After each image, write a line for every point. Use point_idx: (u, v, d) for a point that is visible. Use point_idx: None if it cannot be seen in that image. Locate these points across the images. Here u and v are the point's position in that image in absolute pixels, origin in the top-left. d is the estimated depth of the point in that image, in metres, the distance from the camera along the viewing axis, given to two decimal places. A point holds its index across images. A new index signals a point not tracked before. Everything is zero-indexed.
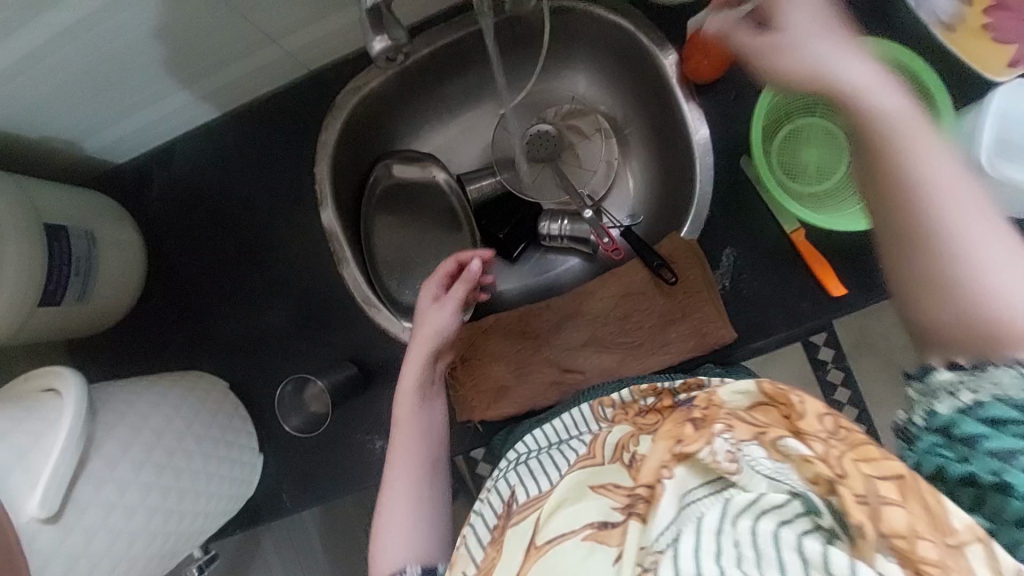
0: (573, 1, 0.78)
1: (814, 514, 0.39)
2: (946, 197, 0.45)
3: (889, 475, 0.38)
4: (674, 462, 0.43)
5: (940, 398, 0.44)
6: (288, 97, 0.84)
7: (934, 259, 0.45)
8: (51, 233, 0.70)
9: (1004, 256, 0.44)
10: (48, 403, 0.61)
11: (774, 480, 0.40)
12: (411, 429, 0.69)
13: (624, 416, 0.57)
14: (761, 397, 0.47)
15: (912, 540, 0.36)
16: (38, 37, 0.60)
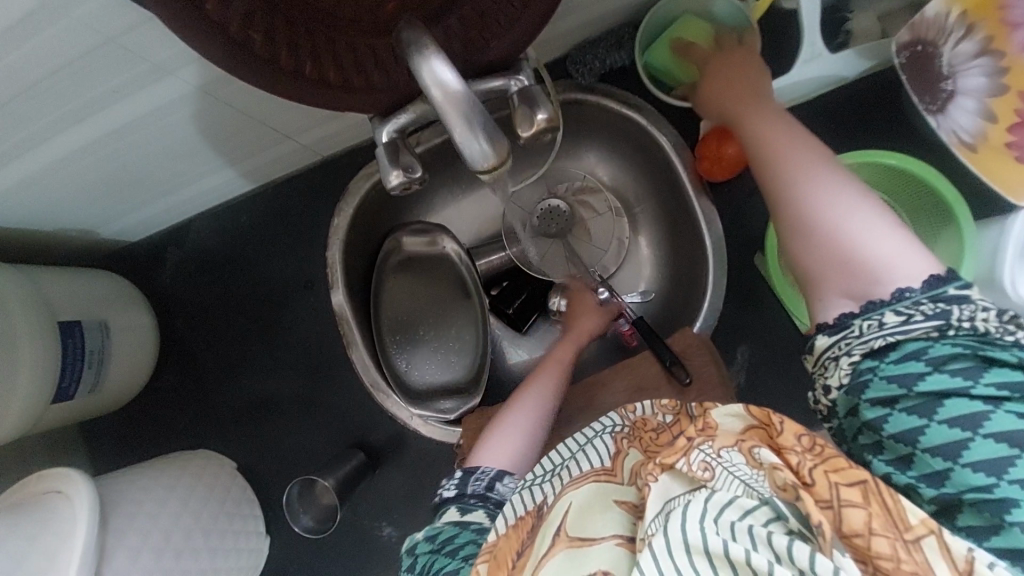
0: (584, 93, 0.76)
1: (784, 519, 0.39)
2: (800, 160, 0.54)
3: (854, 483, 0.39)
4: (658, 469, 0.44)
5: (828, 371, 0.49)
6: (303, 182, 0.86)
7: (795, 206, 0.52)
8: (65, 330, 0.70)
9: (858, 209, 0.50)
10: (62, 518, 0.60)
11: (748, 485, 0.40)
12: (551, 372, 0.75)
13: (641, 434, 0.54)
14: (752, 421, 0.46)
15: (867, 538, 0.38)
16: (55, 156, 0.60)
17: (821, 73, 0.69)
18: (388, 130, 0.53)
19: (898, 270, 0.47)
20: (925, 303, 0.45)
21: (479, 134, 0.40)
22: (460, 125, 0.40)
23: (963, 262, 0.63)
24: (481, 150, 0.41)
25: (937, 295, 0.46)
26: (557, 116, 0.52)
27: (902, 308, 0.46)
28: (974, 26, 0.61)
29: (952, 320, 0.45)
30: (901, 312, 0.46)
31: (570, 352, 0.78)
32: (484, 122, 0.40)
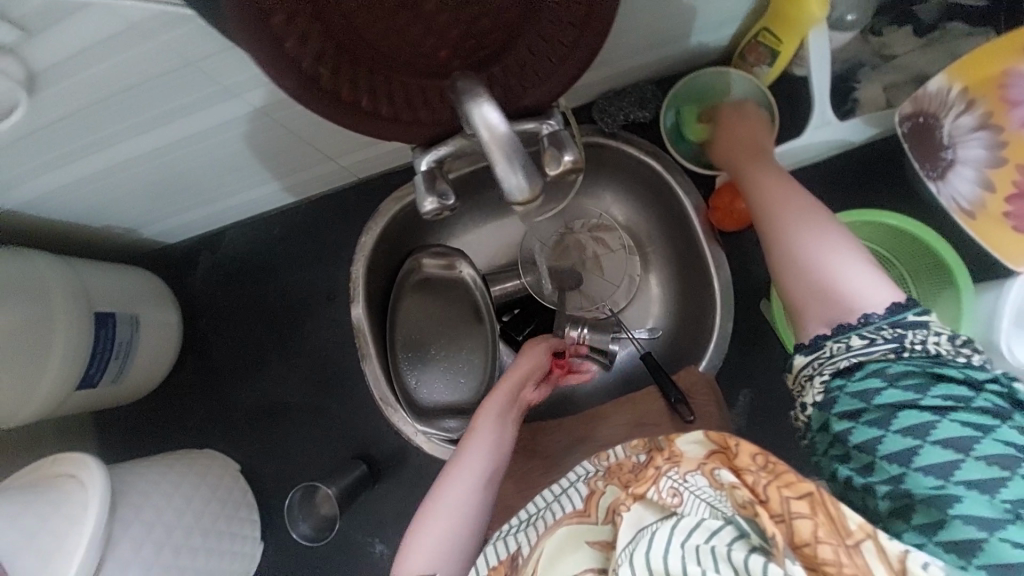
0: (607, 138, 0.81)
1: (747, 537, 0.40)
2: (792, 199, 0.59)
3: (803, 495, 0.42)
4: (630, 499, 0.46)
5: (804, 389, 0.53)
6: (335, 200, 0.91)
7: (779, 233, 0.57)
8: (100, 320, 0.74)
9: (837, 242, 0.54)
10: (75, 501, 0.62)
11: (711, 505, 0.43)
12: (483, 441, 0.67)
13: (615, 473, 0.56)
14: (712, 445, 0.49)
15: (814, 546, 0.40)
16: (117, 158, 0.65)
17: (824, 139, 0.73)
18: (427, 159, 0.58)
19: (866, 296, 0.50)
20: (885, 329, 0.49)
21: (515, 171, 0.44)
22: (501, 163, 0.44)
23: (963, 322, 0.66)
24: (518, 186, 0.44)
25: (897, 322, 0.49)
26: (581, 158, 0.56)
27: (865, 332, 0.49)
28: (974, 101, 0.65)
29: (906, 343, 0.48)
30: (865, 336, 0.49)
31: (499, 406, 0.71)
32: (522, 162, 0.44)
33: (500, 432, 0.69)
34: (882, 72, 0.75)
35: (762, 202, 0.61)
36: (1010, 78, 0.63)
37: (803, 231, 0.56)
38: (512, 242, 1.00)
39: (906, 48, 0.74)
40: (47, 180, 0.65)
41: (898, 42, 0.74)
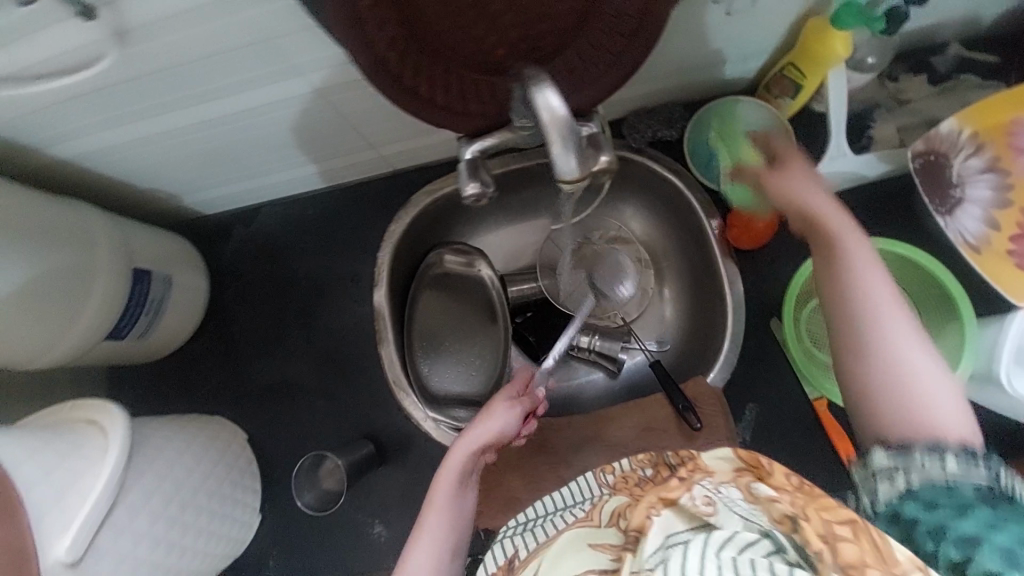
0: (635, 154, 0.85)
1: (781, 551, 0.39)
2: (884, 301, 0.52)
3: (845, 520, 0.39)
4: (660, 504, 0.45)
5: (880, 482, 0.48)
6: (370, 188, 0.95)
7: (868, 344, 0.51)
8: (137, 275, 0.77)
9: (925, 363, 0.50)
10: (93, 441, 0.62)
11: (747, 520, 0.40)
12: (444, 515, 0.64)
13: (624, 484, 0.59)
14: (740, 462, 0.48)
15: (862, 570, 0.36)
16: (180, 122, 0.69)
17: (839, 171, 0.78)
18: (473, 148, 0.61)
19: (948, 425, 0.48)
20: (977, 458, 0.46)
21: (568, 154, 0.48)
22: (557, 145, 0.47)
23: (966, 353, 0.68)
24: (569, 167, 0.49)
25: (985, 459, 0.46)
26: (615, 159, 0.60)
27: (961, 455, 0.46)
28: (983, 145, 0.71)
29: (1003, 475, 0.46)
30: (958, 457, 0.46)
31: (460, 470, 0.66)
32: (575, 144, 0.48)
33: (459, 502, 0.65)
34: (897, 114, 0.80)
35: (851, 298, 0.53)
36: (1015, 127, 0.69)
37: (897, 351, 0.50)
38: (532, 245, 1.04)
39: (919, 95, 0.80)
40: (111, 135, 0.69)
41: (914, 88, 0.80)
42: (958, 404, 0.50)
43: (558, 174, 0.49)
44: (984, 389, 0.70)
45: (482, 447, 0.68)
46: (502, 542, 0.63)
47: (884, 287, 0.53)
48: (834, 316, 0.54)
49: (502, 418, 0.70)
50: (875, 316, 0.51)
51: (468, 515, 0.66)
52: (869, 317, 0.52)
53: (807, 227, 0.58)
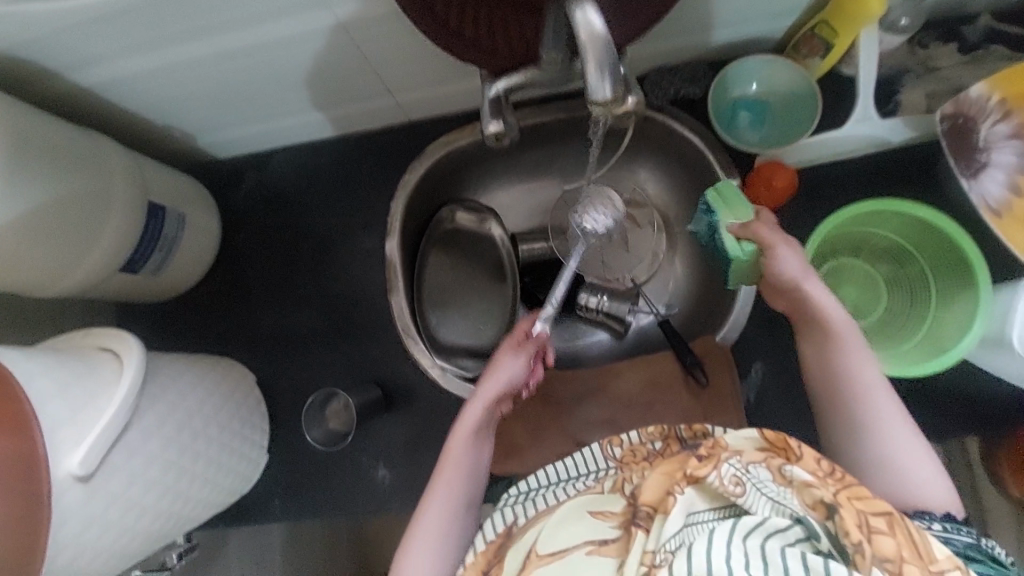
0: (658, 112, 0.83)
1: (812, 539, 0.44)
2: (865, 388, 0.60)
3: (879, 512, 0.44)
4: (684, 481, 0.48)
5: None
6: (384, 137, 0.94)
7: (851, 430, 0.60)
8: (151, 210, 0.77)
9: (905, 440, 0.58)
10: (107, 366, 0.62)
11: (777, 503, 0.46)
12: (459, 470, 0.66)
13: (632, 458, 0.61)
14: (763, 443, 0.50)
15: (898, 564, 0.42)
16: (199, 54, 0.68)
17: (863, 134, 0.77)
18: (496, 87, 0.59)
19: (931, 495, 0.56)
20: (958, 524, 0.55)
21: (606, 79, 0.47)
22: (593, 71, 0.46)
23: (979, 317, 0.69)
24: (602, 90, 0.47)
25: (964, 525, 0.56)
26: (643, 101, 0.59)
27: (948, 523, 0.55)
28: (1011, 112, 0.70)
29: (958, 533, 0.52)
30: (945, 525, 0.55)
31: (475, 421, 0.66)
32: (612, 69, 0.46)
33: (471, 455, 0.67)
34: (926, 80, 0.79)
35: (835, 385, 0.61)
36: None
37: (881, 433, 0.58)
38: (543, 207, 1.02)
39: (948, 62, 0.78)
40: (129, 64, 0.68)
41: (944, 56, 0.78)
42: (937, 471, 0.58)
43: (592, 97, 0.47)
44: (996, 354, 0.70)
45: (495, 397, 0.67)
46: (502, 507, 0.63)
47: (867, 372, 0.61)
48: (817, 402, 0.63)
49: (508, 369, 0.68)
50: (856, 403, 0.60)
51: (486, 463, 0.69)
52: (852, 404, 0.60)
53: (806, 325, 0.63)
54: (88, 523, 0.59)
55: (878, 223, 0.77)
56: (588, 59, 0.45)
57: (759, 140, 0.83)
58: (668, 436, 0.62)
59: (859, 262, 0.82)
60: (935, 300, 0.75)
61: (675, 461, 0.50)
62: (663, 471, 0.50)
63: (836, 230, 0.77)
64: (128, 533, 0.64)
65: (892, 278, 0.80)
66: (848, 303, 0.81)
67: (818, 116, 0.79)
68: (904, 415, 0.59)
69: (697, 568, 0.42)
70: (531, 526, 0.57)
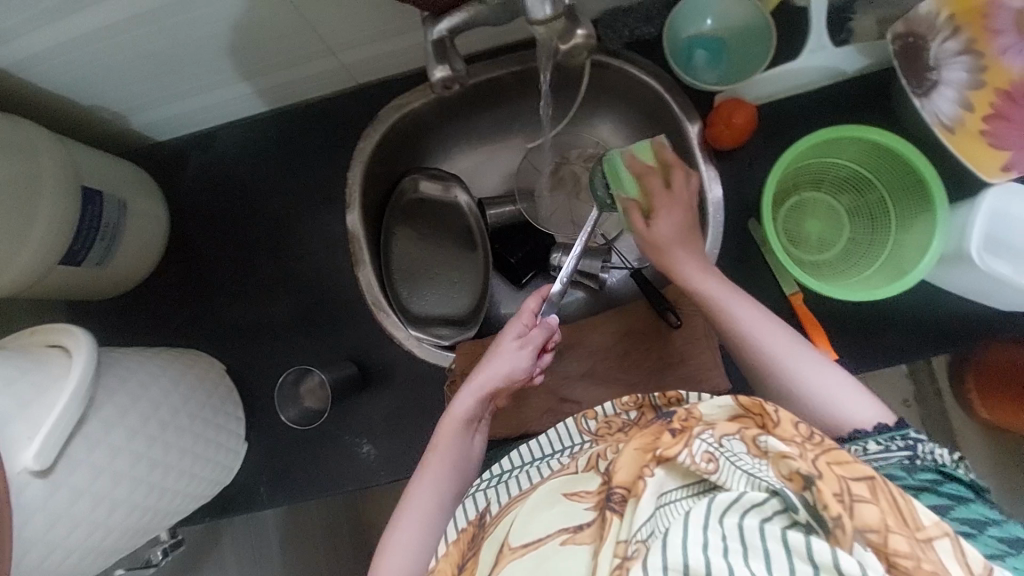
0: (610, 57, 0.81)
1: (792, 511, 0.43)
2: (766, 343, 0.63)
3: (861, 477, 0.43)
4: (654, 462, 0.48)
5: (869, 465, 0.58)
6: (332, 105, 0.89)
7: (769, 384, 0.63)
8: (87, 196, 0.71)
9: (816, 373, 0.61)
10: (54, 359, 0.58)
11: (752, 477, 0.45)
12: (450, 459, 0.67)
13: (607, 431, 0.64)
14: (738, 410, 0.52)
15: (884, 535, 0.41)
16: (115, 17, 0.63)
17: (818, 65, 0.77)
18: (439, 28, 0.58)
19: (855, 415, 0.60)
20: (897, 439, 0.58)
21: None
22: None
23: (939, 236, 0.70)
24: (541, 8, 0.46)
25: (902, 434, 0.58)
26: (593, 33, 0.57)
27: (882, 439, 0.58)
28: (960, 28, 0.72)
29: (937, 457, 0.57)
30: (880, 442, 0.58)
31: (465, 411, 0.68)
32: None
33: (464, 445, 0.68)
34: (877, 6, 0.77)
35: (742, 349, 0.64)
36: (995, 7, 0.70)
37: (795, 376, 0.61)
38: (509, 169, 0.99)
39: None
40: (38, 34, 0.63)
41: None
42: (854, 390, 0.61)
43: (533, 17, 0.46)
44: (957, 271, 0.72)
45: (495, 386, 0.68)
46: (475, 492, 0.64)
47: (761, 329, 0.64)
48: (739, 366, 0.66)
49: (509, 356, 0.69)
50: (763, 360, 0.63)
51: (477, 455, 0.70)
52: (760, 362, 0.63)
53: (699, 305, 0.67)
54: (54, 518, 0.56)
55: (836, 152, 0.78)
56: None
57: (716, 79, 0.82)
58: (642, 405, 0.64)
59: (821, 194, 0.82)
60: (895, 225, 0.76)
61: (651, 435, 0.50)
62: (637, 447, 0.49)
63: (797, 162, 0.77)
64: (99, 530, 0.61)
65: (854, 209, 0.81)
66: (812, 236, 0.82)
67: (773, 48, 0.78)
68: (808, 349, 0.63)
69: (673, 559, 0.40)
70: (504, 516, 0.56)
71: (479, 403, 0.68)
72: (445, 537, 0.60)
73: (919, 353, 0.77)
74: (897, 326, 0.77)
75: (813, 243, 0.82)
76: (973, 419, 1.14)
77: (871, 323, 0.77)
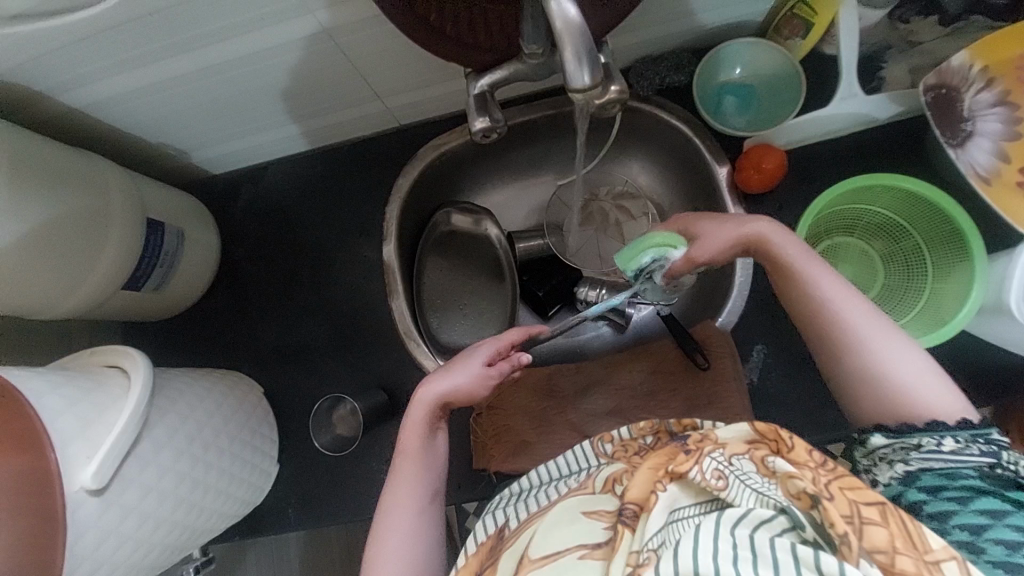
0: (642, 102, 0.82)
1: (799, 528, 0.42)
2: (848, 312, 0.59)
3: (872, 502, 0.42)
4: (667, 478, 0.48)
5: (908, 455, 0.54)
6: (375, 143, 0.95)
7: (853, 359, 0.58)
8: (151, 227, 0.78)
9: (898, 354, 0.57)
10: (113, 379, 0.63)
11: (762, 494, 0.44)
12: (418, 462, 0.67)
13: (624, 453, 0.63)
14: (754, 435, 0.50)
15: (890, 555, 0.40)
16: (187, 69, 0.69)
17: (852, 111, 0.77)
18: (481, 83, 0.62)
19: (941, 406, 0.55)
20: (979, 441, 0.53)
21: (585, 67, 0.48)
22: (572, 59, 0.47)
23: (978, 286, 0.69)
24: (581, 77, 0.48)
25: (985, 435, 0.53)
26: (626, 88, 0.61)
27: (961, 437, 0.53)
28: (994, 80, 0.73)
29: (1002, 460, 0.52)
30: (959, 440, 0.53)
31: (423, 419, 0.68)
32: (591, 55, 0.47)
33: (428, 449, 0.68)
34: (909, 55, 0.78)
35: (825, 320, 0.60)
36: None
37: (879, 349, 0.58)
38: (539, 205, 1.02)
39: (929, 36, 0.76)
40: (119, 82, 0.70)
41: (924, 30, 0.75)
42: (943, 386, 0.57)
43: (573, 86, 0.49)
44: (996, 321, 0.71)
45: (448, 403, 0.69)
46: (494, 512, 0.65)
47: (844, 296, 0.60)
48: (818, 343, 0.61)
49: (473, 380, 0.68)
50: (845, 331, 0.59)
51: (442, 457, 0.70)
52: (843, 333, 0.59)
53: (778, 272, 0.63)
54: (103, 536, 0.59)
55: (870, 197, 0.77)
56: (566, 48, 0.46)
57: (746, 124, 0.84)
58: (659, 430, 0.63)
59: (853, 239, 0.82)
60: (931, 273, 0.76)
61: (663, 456, 0.50)
62: (650, 466, 0.50)
63: (829, 208, 0.77)
64: (142, 546, 0.65)
65: (888, 255, 0.81)
66: (844, 281, 0.81)
67: (802, 98, 0.79)
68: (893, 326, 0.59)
69: (683, 566, 0.40)
70: (524, 530, 0.56)
71: (441, 405, 0.68)
72: (464, 549, 0.61)
73: None
74: None
75: None
76: None
77: None
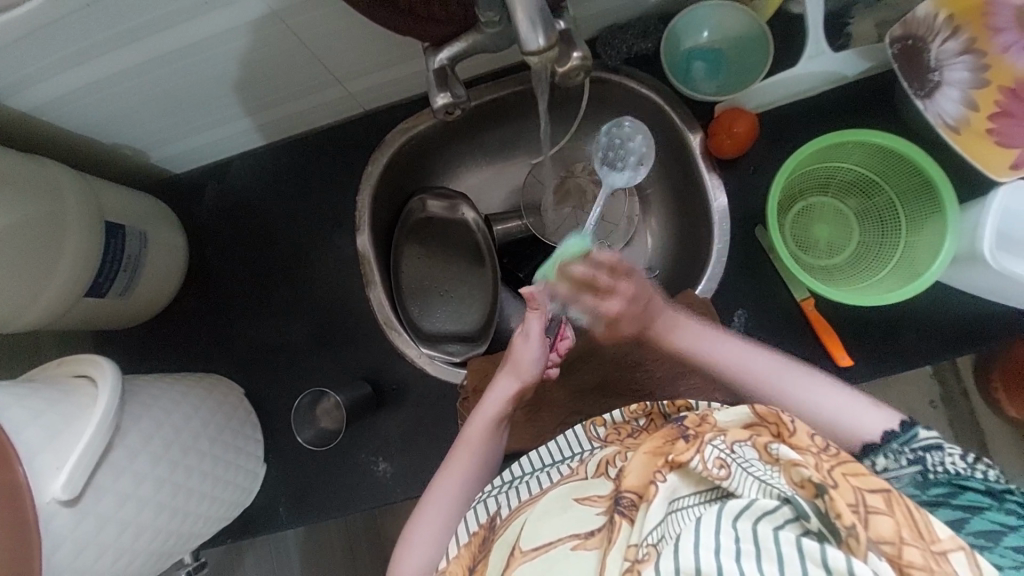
0: (611, 73, 0.81)
1: (803, 519, 0.41)
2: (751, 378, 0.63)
3: (877, 489, 0.43)
4: (666, 467, 0.47)
5: None
6: (341, 130, 0.92)
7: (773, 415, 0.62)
8: (110, 230, 0.75)
9: (805, 390, 0.61)
10: (81, 388, 0.60)
11: (764, 484, 0.43)
12: (472, 462, 0.67)
13: (617, 437, 0.62)
14: (754, 419, 0.50)
15: (898, 546, 0.40)
16: (130, 62, 0.66)
17: (817, 70, 0.77)
18: (440, 57, 0.60)
19: (861, 426, 0.58)
20: (905, 451, 0.55)
21: (538, 30, 0.46)
22: (524, 20, 0.46)
23: (951, 237, 0.69)
24: (534, 38, 0.47)
25: (910, 440, 0.56)
26: (589, 54, 0.60)
27: (890, 451, 0.56)
28: (960, 28, 0.72)
29: (929, 465, 0.54)
30: (889, 456, 0.56)
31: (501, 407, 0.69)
32: (543, 18, 0.46)
33: (492, 445, 0.69)
34: (876, 9, 0.77)
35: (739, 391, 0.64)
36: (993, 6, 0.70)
37: (788, 396, 0.61)
38: (516, 185, 1.00)
39: None
40: (61, 81, 0.66)
41: None
42: (860, 406, 0.59)
43: (526, 48, 0.47)
44: (970, 270, 0.71)
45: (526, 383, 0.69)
46: (484, 497, 0.63)
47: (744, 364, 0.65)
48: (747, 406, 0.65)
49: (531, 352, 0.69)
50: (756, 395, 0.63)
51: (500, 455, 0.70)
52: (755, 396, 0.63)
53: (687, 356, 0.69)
54: (82, 545, 0.58)
55: (843, 156, 0.77)
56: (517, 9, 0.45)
57: (716, 89, 0.83)
58: (651, 413, 0.63)
59: (829, 198, 0.82)
60: (905, 226, 0.76)
61: (661, 441, 0.49)
62: (647, 451, 0.49)
63: (801, 168, 0.77)
64: (125, 555, 0.63)
65: (862, 211, 0.80)
66: (820, 241, 0.81)
67: (771, 58, 0.78)
68: (801, 370, 0.62)
69: (684, 563, 0.39)
70: (515, 518, 0.56)
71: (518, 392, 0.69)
72: (455, 539, 0.60)
73: (934, 354, 0.76)
74: (911, 329, 0.76)
75: (823, 248, 0.81)
76: (998, 417, 1.12)
77: (884, 328, 0.77)
